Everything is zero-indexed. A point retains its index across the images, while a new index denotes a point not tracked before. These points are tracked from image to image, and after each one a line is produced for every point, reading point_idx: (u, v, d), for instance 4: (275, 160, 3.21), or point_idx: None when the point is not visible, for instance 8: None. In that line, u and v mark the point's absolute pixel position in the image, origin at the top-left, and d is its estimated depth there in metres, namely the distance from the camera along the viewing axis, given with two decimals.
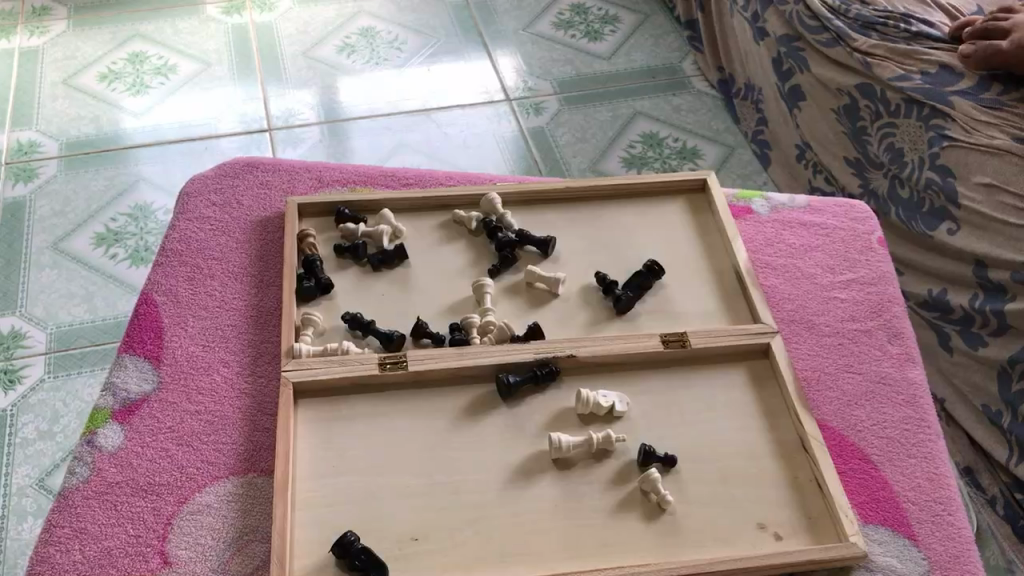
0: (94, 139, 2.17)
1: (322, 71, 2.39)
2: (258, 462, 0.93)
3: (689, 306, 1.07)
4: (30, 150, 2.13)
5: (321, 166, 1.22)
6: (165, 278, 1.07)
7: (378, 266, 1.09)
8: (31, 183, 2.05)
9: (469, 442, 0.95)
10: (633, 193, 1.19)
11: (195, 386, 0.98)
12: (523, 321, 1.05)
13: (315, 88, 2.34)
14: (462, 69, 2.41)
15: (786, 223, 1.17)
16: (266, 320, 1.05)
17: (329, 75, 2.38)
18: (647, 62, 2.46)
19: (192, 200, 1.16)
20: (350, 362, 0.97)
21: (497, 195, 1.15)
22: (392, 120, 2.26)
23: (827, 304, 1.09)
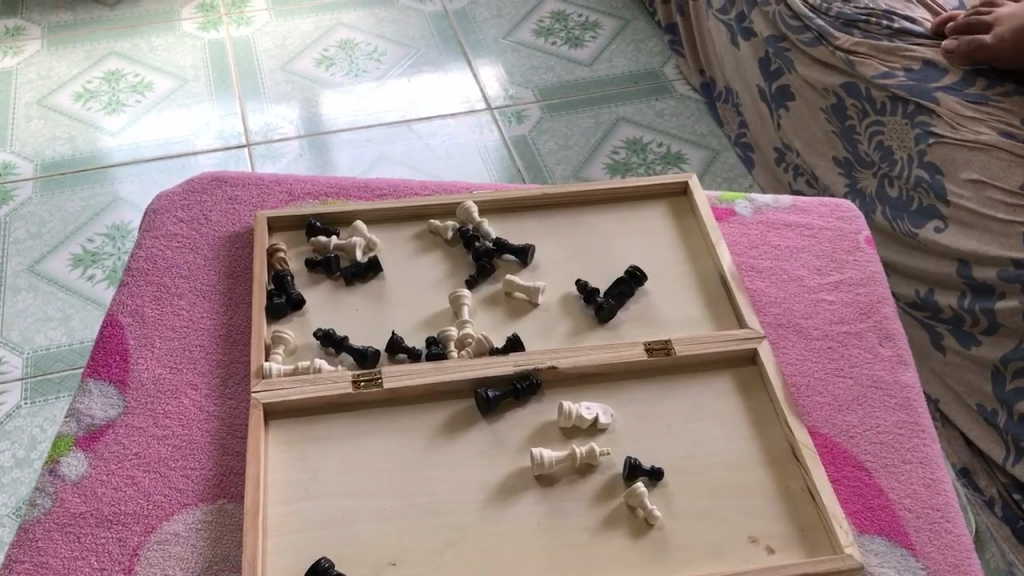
0: (70, 159, 2.13)
1: (301, 85, 2.36)
2: (229, 488, 0.89)
3: (673, 314, 1.04)
4: (5, 171, 2.09)
5: (292, 178, 1.18)
6: (131, 299, 1.03)
7: (352, 280, 1.05)
8: (6, 205, 2.01)
9: (448, 461, 0.91)
10: (615, 198, 1.16)
11: (162, 410, 0.95)
12: (502, 334, 1.02)
13: (295, 102, 2.31)
14: (442, 79, 2.38)
15: (770, 224, 1.14)
16: (235, 340, 1.01)
17: (309, 89, 2.34)
18: (628, 67, 2.43)
19: (158, 217, 1.12)
20: (323, 382, 0.94)
21: (473, 203, 1.12)
22: (372, 132, 2.23)
23: (815, 307, 1.05)
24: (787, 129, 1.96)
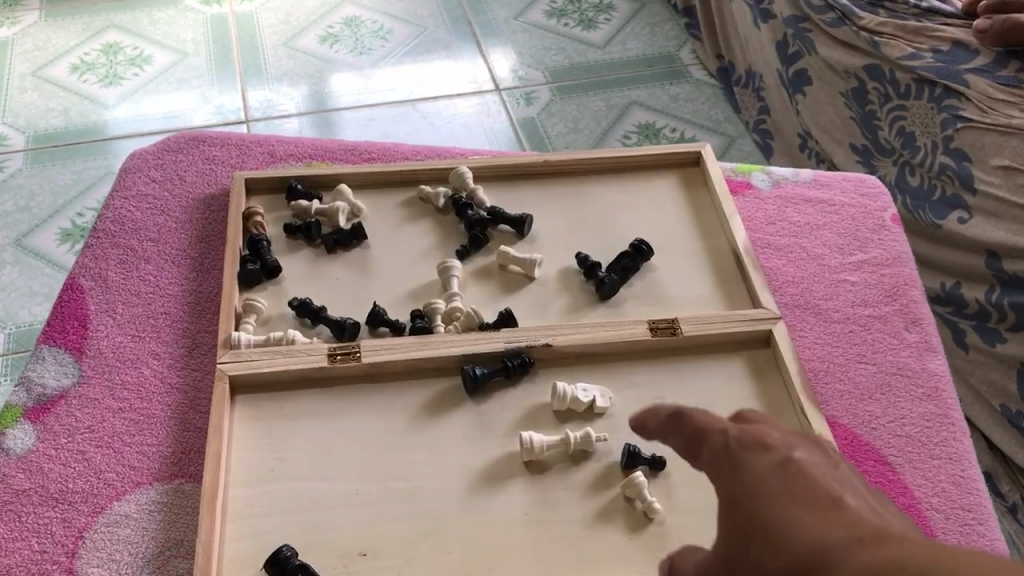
0: (64, 131, 2.06)
1: (305, 63, 2.28)
2: (187, 467, 0.81)
3: (682, 292, 0.95)
4: None
5: (275, 140, 1.10)
6: (94, 263, 0.96)
7: (333, 247, 0.97)
8: None
9: (429, 444, 0.83)
10: (621, 167, 1.07)
11: (120, 381, 0.87)
12: (494, 309, 0.94)
13: (298, 81, 2.23)
14: (449, 59, 2.30)
15: (789, 199, 1.05)
16: (204, 308, 0.93)
17: (314, 68, 2.26)
18: (643, 50, 2.34)
19: (129, 176, 1.04)
20: (295, 354, 0.86)
21: (467, 169, 1.03)
22: (376, 111, 2.15)
23: (836, 288, 0.97)
24: (805, 115, 1.87)
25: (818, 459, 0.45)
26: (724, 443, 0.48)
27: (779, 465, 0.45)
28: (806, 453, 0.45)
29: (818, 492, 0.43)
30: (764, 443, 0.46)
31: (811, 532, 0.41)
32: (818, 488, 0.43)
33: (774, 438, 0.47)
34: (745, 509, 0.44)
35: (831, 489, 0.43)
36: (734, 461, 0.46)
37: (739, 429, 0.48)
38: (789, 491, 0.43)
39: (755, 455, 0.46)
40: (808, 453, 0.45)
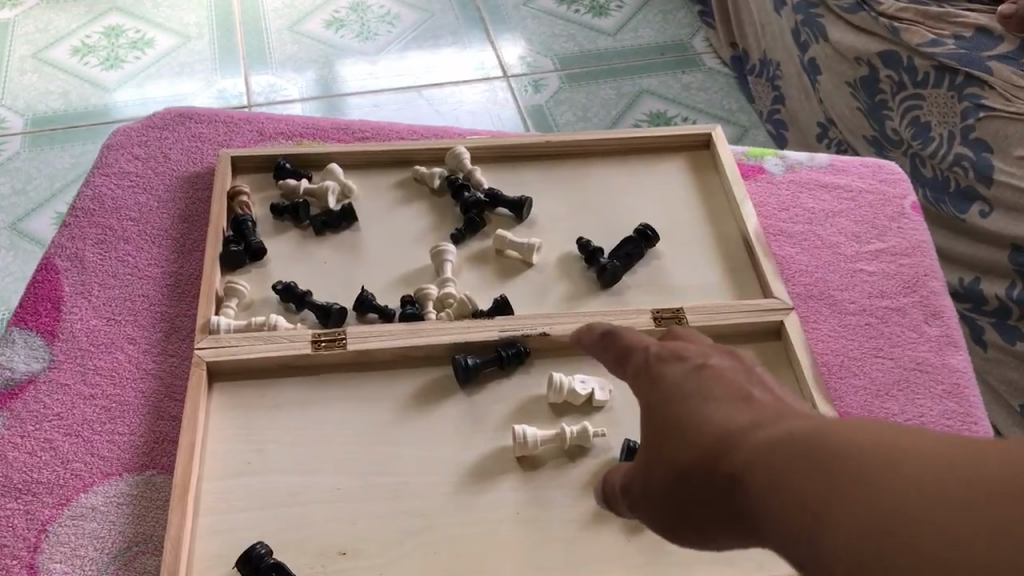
0: (63, 115, 2.00)
1: (312, 49, 2.21)
2: (160, 457, 0.77)
3: (688, 280, 0.90)
4: None
5: (265, 117, 1.06)
6: (72, 242, 0.91)
7: (321, 230, 0.92)
8: None
9: (417, 437, 0.78)
10: (626, 149, 1.02)
11: (92, 366, 0.82)
12: (489, 296, 0.89)
13: (305, 67, 2.17)
14: (457, 46, 2.23)
15: (803, 184, 1.00)
16: (184, 290, 0.89)
17: (322, 54, 2.19)
18: (654, 38, 2.27)
19: (112, 153, 1.00)
20: (277, 340, 0.81)
21: (464, 148, 0.98)
22: (382, 98, 2.09)
23: (852, 278, 0.92)
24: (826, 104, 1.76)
25: (733, 365, 0.44)
26: (644, 357, 0.47)
27: (691, 371, 0.44)
28: (721, 358, 0.44)
29: (729, 391, 0.41)
30: (680, 354, 0.45)
31: (726, 426, 0.39)
32: (731, 386, 0.42)
33: (695, 351, 0.45)
34: (663, 417, 0.42)
35: (744, 387, 0.42)
36: (654, 374, 0.45)
37: (660, 347, 0.46)
38: (701, 394, 0.42)
39: (672, 366, 0.45)
40: (721, 359, 0.44)
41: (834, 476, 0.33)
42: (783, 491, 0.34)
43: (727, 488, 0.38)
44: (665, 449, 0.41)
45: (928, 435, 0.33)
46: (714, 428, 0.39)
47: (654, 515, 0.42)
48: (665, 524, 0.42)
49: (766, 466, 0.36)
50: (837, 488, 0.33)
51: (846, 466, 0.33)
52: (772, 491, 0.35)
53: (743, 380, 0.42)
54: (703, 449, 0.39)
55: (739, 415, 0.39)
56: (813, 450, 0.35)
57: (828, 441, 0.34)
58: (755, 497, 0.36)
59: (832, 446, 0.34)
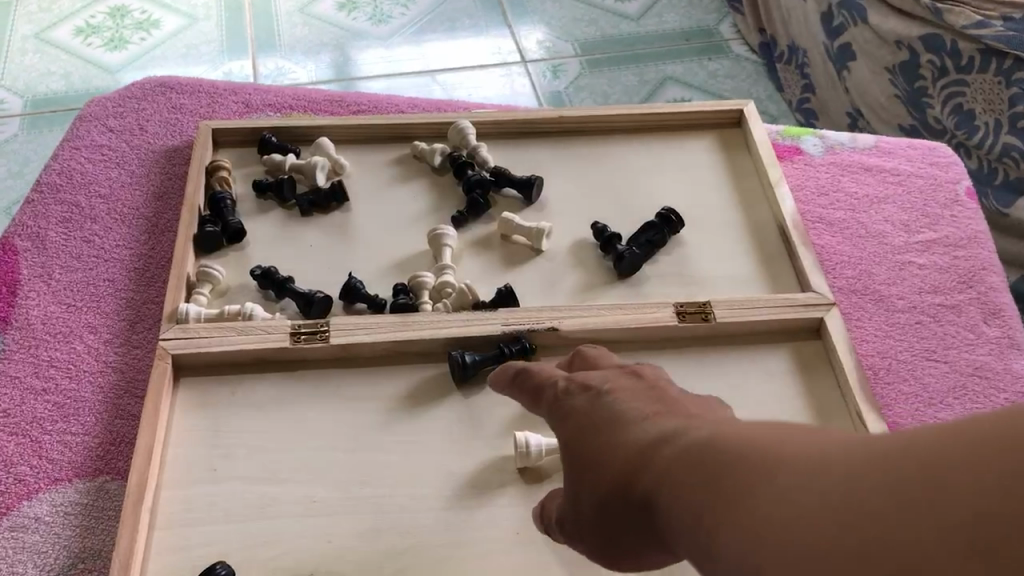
0: (68, 96, 1.62)
1: (336, 35, 1.79)
2: (115, 462, 0.68)
3: (715, 270, 0.80)
4: None
5: (252, 89, 0.97)
6: (34, 220, 0.82)
7: (307, 210, 0.84)
8: None
9: (406, 441, 0.69)
10: (646, 126, 0.92)
11: (47, 357, 0.73)
12: (491, 285, 0.80)
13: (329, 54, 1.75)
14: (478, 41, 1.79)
15: (844, 167, 0.90)
16: (153, 275, 0.80)
17: (346, 42, 1.77)
18: (680, 23, 1.88)
19: (84, 125, 0.91)
20: (253, 332, 0.72)
21: (468, 122, 0.89)
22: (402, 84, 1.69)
23: (900, 272, 0.81)
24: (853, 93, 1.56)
25: (639, 384, 0.47)
26: (562, 391, 0.50)
27: (598, 397, 0.46)
28: (621, 382, 0.47)
29: (640, 409, 0.44)
30: (585, 385, 0.48)
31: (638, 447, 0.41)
32: (640, 404, 0.44)
33: (598, 379, 0.49)
34: (582, 446, 0.45)
35: (648, 404, 0.44)
36: (573, 403, 0.48)
37: (567, 379, 0.50)
38: (610, 418, 0.44)
39: (579, 397, 0.48)
40: (622, 385, 0.47)
41: (719, 491, 0.34)
42: (686, 508, 0.35)
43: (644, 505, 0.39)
44: (590, 476, 0.43)
45: (810, 442, 0.33)
46: (627, 448, 0.41)
47: (594, 536, 0.45)
48: (604, 542, 0.44)
49: (669, 484, 0.37)
50: (722, 503, 0.33)
51: (732, 481, 0.34)
52: (678, 511, 0.36)
53: (648, 398, 0.45)
54: (624, 470, 0.41)
55: (650, 431, 0.41)
56: (709, 467, 0.35)
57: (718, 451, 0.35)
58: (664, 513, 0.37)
59: (723, 461, 0.35)
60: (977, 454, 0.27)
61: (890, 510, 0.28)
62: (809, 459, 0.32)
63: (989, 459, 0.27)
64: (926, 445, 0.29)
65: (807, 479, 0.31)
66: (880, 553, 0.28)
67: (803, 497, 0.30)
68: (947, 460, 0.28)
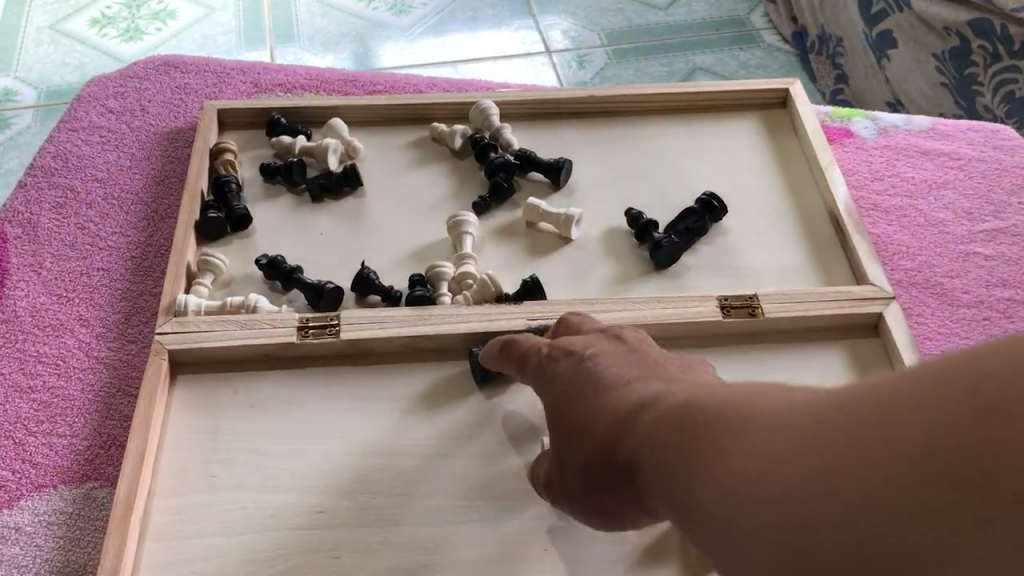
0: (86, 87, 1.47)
1: (358, 27, 1.64)
2: (104, 467, 0.62)
3: (761, 261, 0.73)
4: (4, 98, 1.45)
5: (262, 68, 0.91)
6: (26, 206, 0.77)
7: (318, 196, 0.78)
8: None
9: (423, 446, 0.63)
10: (682, 107, 0.85)
11: (34, 352, 0.68)
12: (516, 276, 0.73)
13: (350, 45, 1.61)
14: (506, 30, 1.65)
15: (900, 150, 0.83)
16: (151, 264, 0.74)
17: (369, 35, 1.63)
18: (709, 13, 1.71)
19: (82, 106, 0.86)
20: (257, 326, 0.66)
21: (491, 102, 0.83)
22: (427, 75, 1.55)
23: (965, 264, 0.74)
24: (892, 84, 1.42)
25: (620, 351, 0.50)
26: (546, 358, 0.52)
27: (582, 363, 0.49)
28: (602, 347, 0.50)
29: (622, 375, 0.46)
30: (568, 351, 0.51)
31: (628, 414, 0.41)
32: (622, 369, 0.46)
33: (582, 345, 0.51)
34: (568, 413, 0.47)
35: (630, 369, 0.46)
36: (556, 369, 0.51)
37: (550, 346, 0.53)
38: (592, 384, 0.46)
39: (564, 360, 0.51)
40: (604, 350, 0.50)
41: (705, 453, 0.34)
42: (673, 472, 0.36)
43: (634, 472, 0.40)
44: (576, 441, 0.45)
45: (788, 399, 0.33)
46: (617, 415, 0.42)
47: (597, 503, 0.46)
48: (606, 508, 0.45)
49: (656, 448, 0.37)
50: (707, 465, 0.34)
51: (716, 442, 0.34)
52: (663, 473, 0.36)
53: (629, 363, 0.47)
54: (608, 440, 0.42)
55: (640, 396, 0.42)
56: (695, 431, 0.36)
57: (691, 413, 0.37)
58: (652, 477, 0.38)
59: (707, 426, 0.35)
60: (942, 389, 0.27)
61: (855, 452, 0.28)
62: (786, 415, 0.32)
63: (950, 392, 0.27)
64: (895, 387, 0.29)
65: (783, 434, 0.31)
66: (859, 496, 0.28)
67: (777, 448, 0.31)
68: (905, 398, 0.28)
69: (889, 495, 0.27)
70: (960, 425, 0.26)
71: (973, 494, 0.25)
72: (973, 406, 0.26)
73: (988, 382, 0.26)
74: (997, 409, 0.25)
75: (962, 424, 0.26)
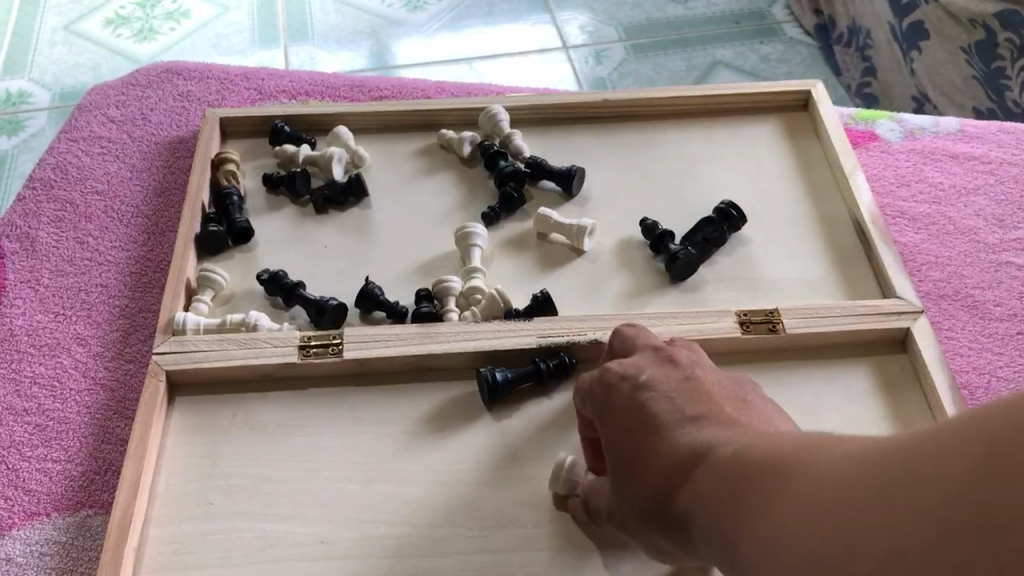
0: None
1: (372, 24, 1.60)
2: (99, 494, 0.60)
3: (783, 274, 0.70)
4: (19, 100, 1.40)
5: (266, 74, 0.89)
6: (24, 220, 0.75)
7: (322, 207, 0.75)
8: (15, 137, 1.34)
9: (428, 471, 0.61)
10: (700, 112, 0.82)
11: (29, 374, 0.66)
12: (526, 290, 0.71)
13: (366, 40, 1.57)
14: (525, 26, 1.60)
15: (927, 154, 0.79)
16: (152, 279, 0.72)
17: (384, 32, 1.58)
18: (729, 6, 1.67)
19: (82, 116, 0.84)
20: (257, 346, 0.64)
21: (500, 107, 0.80)
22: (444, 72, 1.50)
23: (997, 274, 0.71)
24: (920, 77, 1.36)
25: (675, 378, 0.46)
26: (592, 388, 0.48)
27: (636, 394, 0.45)
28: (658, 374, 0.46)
29: (677, 412, 0.43)
30: (624, 374, 0.47)
31: (666, 457, 0.41)
32: (676, 407, 0.43)
33: (636, 369, 0.47)
34: (616, 451, 0.45)
35: (686, 404, 0.44)
36: (609, 400, 0.47)
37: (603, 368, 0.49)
38: (643, 423, 0.44)
39: (616, 385, 0.47)
40: (659, 376, 0.46)
41: (743, 507, 0.35)
42: (714, 519, 0.36)
43: (678, 520, 0.40)
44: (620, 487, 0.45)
45: (831, 455, 0.32)
46: (660, 456, 0.41)
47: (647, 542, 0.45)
48: (649, 547, 0.46)
49: (699, 498, 0.38)
50: (744, 516, 0.34)
51: (755, 493, 0.34)
52: (710, 529, 0.37)
53: (684, 399, 0.44)
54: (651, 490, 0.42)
55: (683, 437, 0.41)
56: (733, 483, 0.36)
57: (732, 468, 0.37)
58: (695, 524, 0.38)
59: (747, 477, 0.35)
60: (962, 444, 0.27)
61: (881, 512, 0.28)
62: (820, 468, 0.32)
63: (967, 447, 0.27)
64: (919, 442, 0.29)
65: (815, 489, 0.32)
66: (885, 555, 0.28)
67: (810, 508, 0.31)
68: (925, 457, 0.28)
69: (907, 553, 0.27)
70: (980, 481, 0.26)
71: (983, 555, 0.25)
72: (990, 465, 0.26)
73: (1003, 439, 0.26)
74: (1011, 467, 0.25)
75: (976, 483, 0.26)
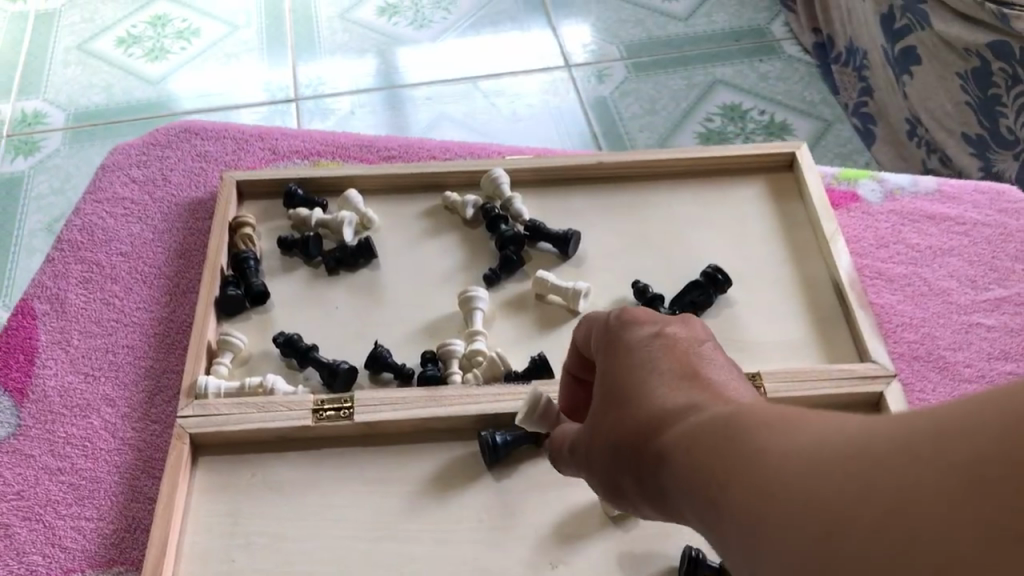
0: (117, 110, 1.47)
1: (377, 42, 1.61)
2: (128, 551, 0.65)
3: (765, 334, 0.75)
4: (35, 121, 1.45)
5: (279, 133, 0.94)
6: (53, 282, 0.80)
7: (334, 268, 0.80)
8: (32, 158, 1.39)
9: (433, 529, 0.65)
10: (690, 172, 0.86)
11: (63, 434, 0.71)
12: (525, 351, 0.75)
13: (371, 56, 1.59)
14: (529, 42, 1.61)
15: (906, 215, 0.84)
16: (174, 341, 0.77)
17: (388, 50, 1.59)
18: (729, 23, 1.66)
19: (105, 177, 0.89)
20: (274, 410, 0.69)
21: (501, 170, 0.84)
22: (446, 93, 1.53)
23: (967, 336, 0.75)
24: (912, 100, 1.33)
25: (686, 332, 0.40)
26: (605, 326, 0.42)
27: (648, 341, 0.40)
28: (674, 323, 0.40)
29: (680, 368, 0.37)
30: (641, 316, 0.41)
31: (649, 401, 0.37)
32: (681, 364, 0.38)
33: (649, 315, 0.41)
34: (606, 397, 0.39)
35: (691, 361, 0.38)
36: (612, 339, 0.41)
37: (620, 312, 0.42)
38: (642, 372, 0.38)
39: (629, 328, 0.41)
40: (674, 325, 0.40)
41: (739, 461, 0.30)
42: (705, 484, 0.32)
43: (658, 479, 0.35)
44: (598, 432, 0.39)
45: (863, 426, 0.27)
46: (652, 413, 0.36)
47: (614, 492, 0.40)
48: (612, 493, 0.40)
49: (687, 449, 0.33)
50: (741, 472, 0.30)
51: (746, 450, 0.30)
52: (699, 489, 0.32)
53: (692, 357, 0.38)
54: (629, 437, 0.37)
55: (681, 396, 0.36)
56: (732, 440, 0.31)
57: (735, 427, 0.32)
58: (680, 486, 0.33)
59: (741, 433, 0.31)
60: (999, 414, 0.23)
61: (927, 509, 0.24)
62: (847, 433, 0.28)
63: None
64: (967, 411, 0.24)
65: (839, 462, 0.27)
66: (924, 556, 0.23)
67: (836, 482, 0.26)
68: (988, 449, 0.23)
69: (920, 533, 0.24)
70: None
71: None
72: None
73: None
74: None
75: None
